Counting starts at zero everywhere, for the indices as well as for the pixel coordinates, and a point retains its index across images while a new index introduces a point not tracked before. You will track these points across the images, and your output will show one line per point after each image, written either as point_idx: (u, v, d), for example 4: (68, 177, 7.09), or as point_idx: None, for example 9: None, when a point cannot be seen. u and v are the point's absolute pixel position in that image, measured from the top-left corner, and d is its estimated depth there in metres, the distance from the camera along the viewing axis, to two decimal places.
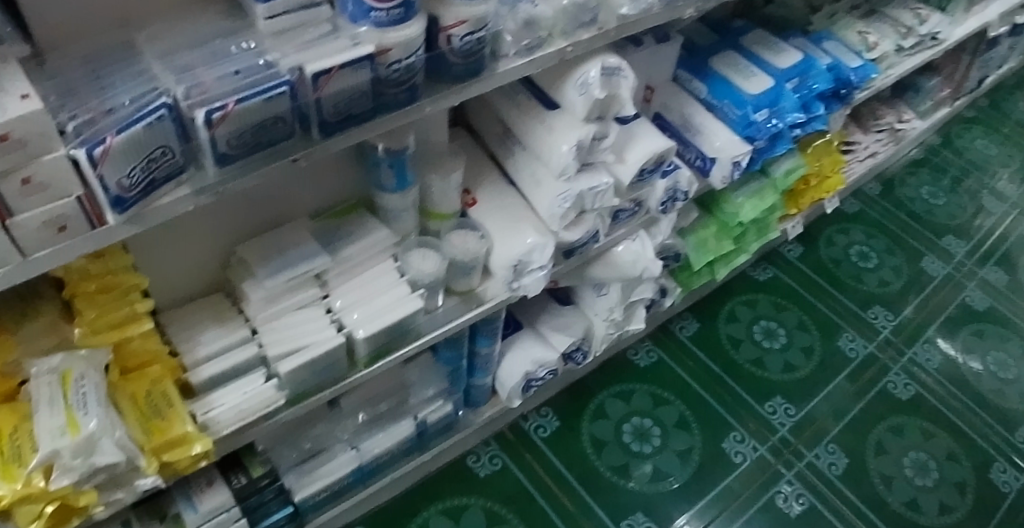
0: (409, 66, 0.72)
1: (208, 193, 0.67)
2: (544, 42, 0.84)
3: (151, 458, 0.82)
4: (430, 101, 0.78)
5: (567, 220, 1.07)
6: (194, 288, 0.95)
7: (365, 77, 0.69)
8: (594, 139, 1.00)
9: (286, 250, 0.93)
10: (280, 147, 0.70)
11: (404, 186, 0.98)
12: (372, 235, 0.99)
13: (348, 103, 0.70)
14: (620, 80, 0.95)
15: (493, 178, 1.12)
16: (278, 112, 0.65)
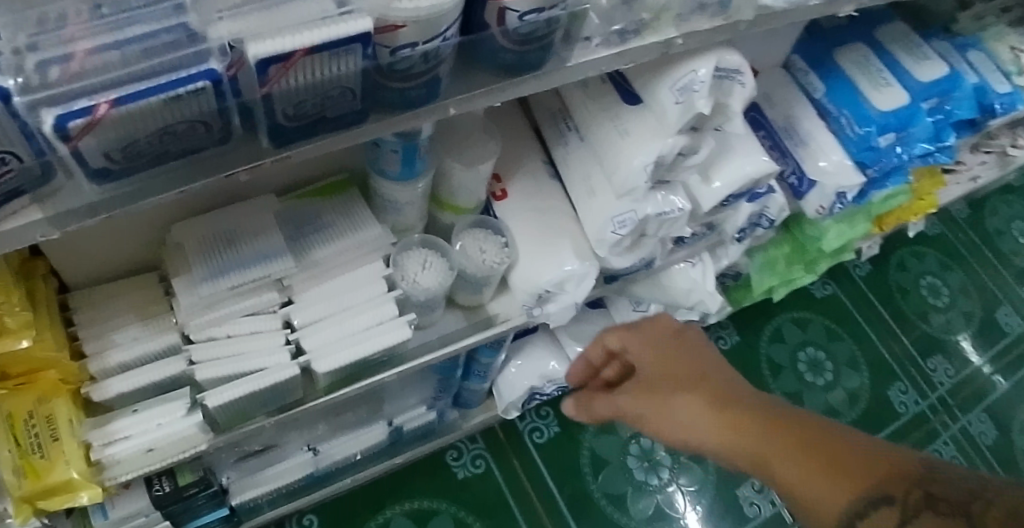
0: (429, 53, 0.45)
1: (85, 217, 0.43)
2: (645, 26, 0.57)
3: (21, 505, 0.63)
4: (455, 100, 0.52)
5: (620, 245, 0.82)
6: (115, 262, 0.72)
7: (356, 67, 0.43)
8: (679, 154, 0.74)
9: (237, 243, 0.69)
10: (213, 155, 0.45)
11: (410, 176, 0.73)
12: (358, 233, 0.74)
13: (319, 104, 0.44)
14: (734, 85, 0.68)
15: (533, 166, 0.86)
16: (197, 115, 0.40)
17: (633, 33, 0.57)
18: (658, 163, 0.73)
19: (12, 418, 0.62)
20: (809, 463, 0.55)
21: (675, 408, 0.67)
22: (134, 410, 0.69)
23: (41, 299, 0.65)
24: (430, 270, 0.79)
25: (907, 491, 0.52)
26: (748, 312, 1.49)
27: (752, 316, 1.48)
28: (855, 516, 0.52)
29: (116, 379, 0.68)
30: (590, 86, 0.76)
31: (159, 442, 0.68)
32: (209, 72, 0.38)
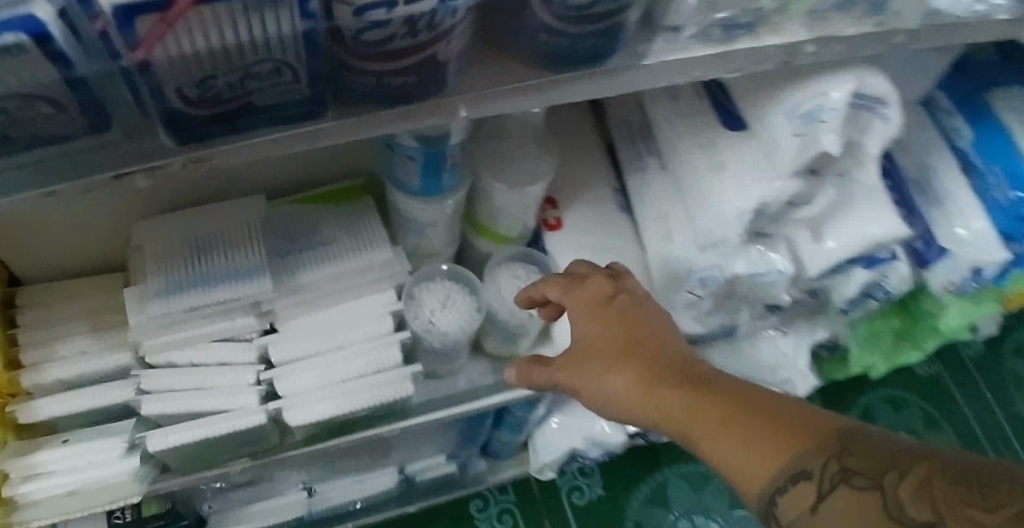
0: (423, 25, 0.29)
1: None
2: (762, 20, 0.40)
3: None
4: (468, 97, 0.36)
5: (697, 307, 0.64)
6: (74, 258, 0.60)
7: (291, 35, 0.27)
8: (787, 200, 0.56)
9: (209, 254, 0.56)
10: (88, 150, 0.31)
11: (433, 192, 0.58)
12: (363, 256, 0.59)
13: (239, 90, 0.29)
14: (872, 119, 0.51)
15: (600, 193, 0.69)
16: (31, 93, 0.26)
17: (745, 28, 0.40)
18: (759, 212, 0.56)
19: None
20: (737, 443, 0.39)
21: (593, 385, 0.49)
22: (63, 442, 0.56)
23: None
24: (448, 310, 0.63)
25: (827, 457, 0.36)
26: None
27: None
28: (774, 492, 0.37)
29: (51, 400, 0.56)
30: (680, 99, 0.58)
31: (88, 485, 0.55)
32: (31, 21, 0.24)
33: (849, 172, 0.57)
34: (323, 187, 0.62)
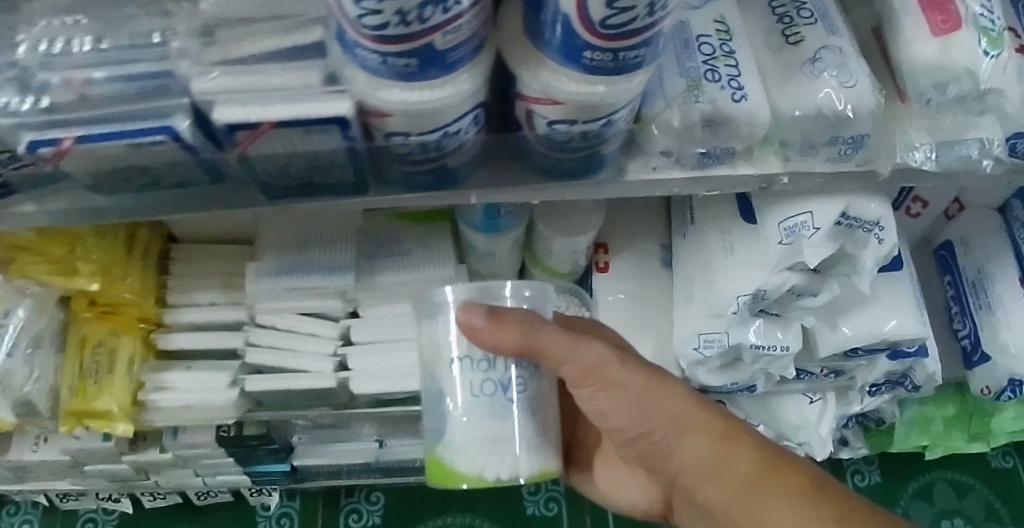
0: (426, 144, 0.42)
1: (90, 216, 0.49)
2: (737, 154, 0.51)
3: (71, 418, 0.73)
4: (481, 191, 0.49)
5: (708, 366, 0.73)
6: (219, 229, 0.78)
7: (336, 145, 0.42)
8: (790, 290, 0.64)
9: (311, 248, 0.71)
10: (205, 191, 0.47)
11: (493, 230, 0.69)
12: (428, 270, 0.71)
13: (298, 169, 0.44)
14: (864, 236, 0.60)
15: (649, 246, 0.77)
16: (169, 160, 0.42)
17: (715, 158, 0.50)
18: (758, 298, 0.64)
19: (82, 343, 0.73)
20: (764, 465, 0.52)
21: (614, 378, 0.52)
22: (185, 366, 0.76)
23: (140, 245, 0.73)
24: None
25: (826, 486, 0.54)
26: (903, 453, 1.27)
27: (909, 459, 1.26)
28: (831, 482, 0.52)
29: (185, 336, 0.76)
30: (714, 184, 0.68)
31: (194, 404, 0.75)
32: (166, 130, 0.39)
33: (850, 276, 0.64)
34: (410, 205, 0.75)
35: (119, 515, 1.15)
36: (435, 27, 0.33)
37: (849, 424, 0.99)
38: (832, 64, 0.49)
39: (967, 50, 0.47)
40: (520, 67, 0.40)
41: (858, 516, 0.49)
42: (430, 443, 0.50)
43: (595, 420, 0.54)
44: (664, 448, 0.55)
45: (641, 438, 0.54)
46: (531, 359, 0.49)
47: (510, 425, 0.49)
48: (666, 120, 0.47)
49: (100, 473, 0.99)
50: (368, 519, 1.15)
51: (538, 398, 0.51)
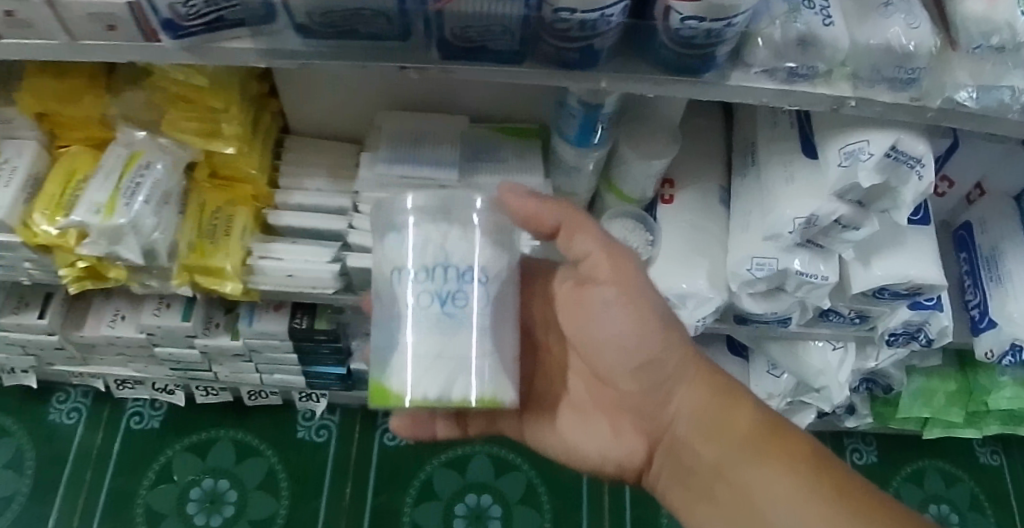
0: (585, 22, 0.55)
1: (283, 58, 0.60)
2: (818, 75, 0.65)
3: (184, 272, 0.79)
4: (609, 76, 0.63)
5: (754, 290, 0.84)
6: (332, 126, 0.85)
7: (516, 10, 0.55)
8: (838, 221, 0.76)
9: (421, 144, 0.80)
10: (390, 46, 0.60)
11: (584, 145, 0.79)
12: (519, 177, 0.81)
13: (482, 32, 0.57)
14: (910, 174, 0.71)
15: (710, 185, 0.87)
16: (378, 7, 0.55)
17: (804, 77, 0.64)
18: (811, 222, 0.75)
19: (202, 207, 0.80)
20: (767, 420, 0.69)
21: (640, 300, 0.67)
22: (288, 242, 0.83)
23: (262, 128, 0.80)
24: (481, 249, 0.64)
25: None
26: (904, 442, 1.34)
27: (904, 447, 1.33)
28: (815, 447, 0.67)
29: (291, 215, 0.82)
30: (778, 125, 0.79)
31: (294, 277, 0.81)
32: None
33: (890, 210, 0.76)
34: (508, 123, 0.84)
35: (166, 412, 1.13)
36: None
37: (859, 387, 1.09)
38: (903, 9, 0.64)
39: (1010, 7, 0.61)
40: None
41: (831, 471, 0.65)
42: (378, 372, 0.57)
43: (609, 340, 0.68)
44: (668, 388, 0.70)
45: (648, 365, 0.69)
46: (567, 241, 0.68)
47: (450, 340, 0.54)
48: (769, 34, 0.61)
49: (167, 358, 1.00)
50: (402, 439, 1.16)
51: (478, 317, 0.55)
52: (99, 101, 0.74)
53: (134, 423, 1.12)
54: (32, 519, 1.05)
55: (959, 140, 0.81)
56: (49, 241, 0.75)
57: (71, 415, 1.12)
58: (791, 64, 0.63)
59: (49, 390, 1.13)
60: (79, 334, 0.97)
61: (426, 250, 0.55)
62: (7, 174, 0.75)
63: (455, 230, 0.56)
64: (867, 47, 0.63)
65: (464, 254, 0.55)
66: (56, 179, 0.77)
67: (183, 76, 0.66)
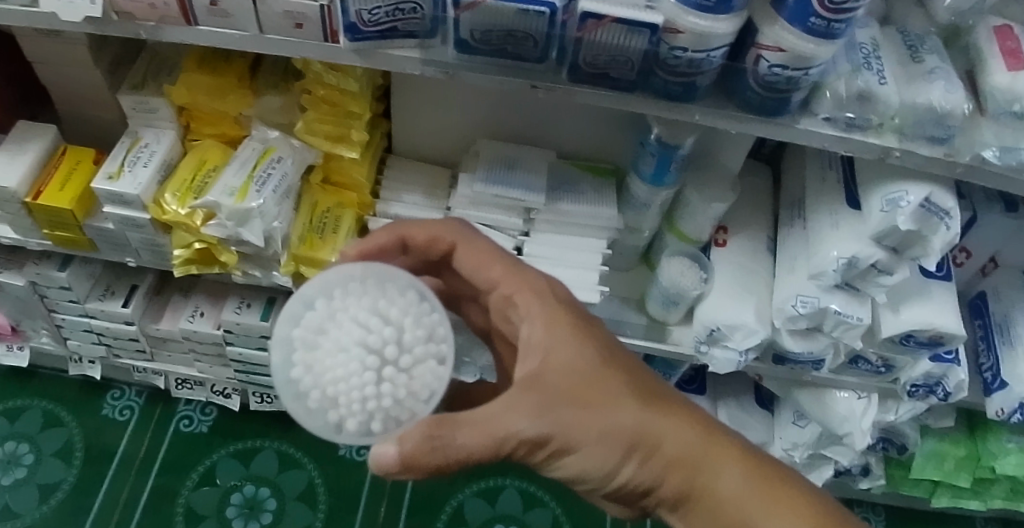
0: (693, 60, 0.75)
1: (437, 67, 0.77)
2: (870, 127, 0.82)
3: (292, 261, 0.87)
4: (702, 110, 0.82)
5: (795, 326, 0.96)
6: (431, 154, 0.95)
7: (640, 45, 0.75)
8: (874, 266, 0.89)
9: (515, 169, 0.90)
10: (529, 67, 0.79)
11: (658, 183, 0.90)
12: (598, 207, 0.91)
13: (608, 61, 0.77)
14: (939, 224, 0.83)
15: (759, 233, 1.01)
16: (532, 31, 0.74)
17: (858, 127, 0.82)
18: (851, 264, 0.88)
19: (314, 206, 0.88)
20: (746, 476, 0.60)
21: (574, 445, 0.57)
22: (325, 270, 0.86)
23: (373, 145, 0.90)
24: (426, 371, 0.58)
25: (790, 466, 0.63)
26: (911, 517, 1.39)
27: (910, 520, 1.38)
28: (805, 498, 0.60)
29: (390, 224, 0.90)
30: (826, 180, 0.94)
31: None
32: (549, 4, 0.71)
33: (920, 259, 0.88)
34: (590, 162, 0.95)
35: (215, 418, 1.19)
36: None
37: (874, 446, 1.17)
38: (944, 77, 0.80)
39: None
40: (767, 24, 0.74)
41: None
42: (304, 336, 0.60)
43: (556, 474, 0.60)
44: (638, 489, 0.62)
45: (608, 485, 0.61)
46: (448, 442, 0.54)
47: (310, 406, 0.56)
48: (835, 87, 0.79)
49: (235, 358, 0.97)
50: None
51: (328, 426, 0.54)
52: (242, 100, 0.84)
53: (183, 425, 1.18)
54: (76, 506, 1.10)
55: (978, 216, 0.94)
56: (176, 219, 0.81)
57: (123, 411, 1.19)
58: (849, 114, 0.81)
59: (107, 386, 1.20)
60: (156, 327, 0.95)
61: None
62: (147, 157, 0.82)
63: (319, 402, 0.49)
64: (913, 104, 0.80)
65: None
66: (187, 165, 0.83)
67: (332, 78, 0.78)
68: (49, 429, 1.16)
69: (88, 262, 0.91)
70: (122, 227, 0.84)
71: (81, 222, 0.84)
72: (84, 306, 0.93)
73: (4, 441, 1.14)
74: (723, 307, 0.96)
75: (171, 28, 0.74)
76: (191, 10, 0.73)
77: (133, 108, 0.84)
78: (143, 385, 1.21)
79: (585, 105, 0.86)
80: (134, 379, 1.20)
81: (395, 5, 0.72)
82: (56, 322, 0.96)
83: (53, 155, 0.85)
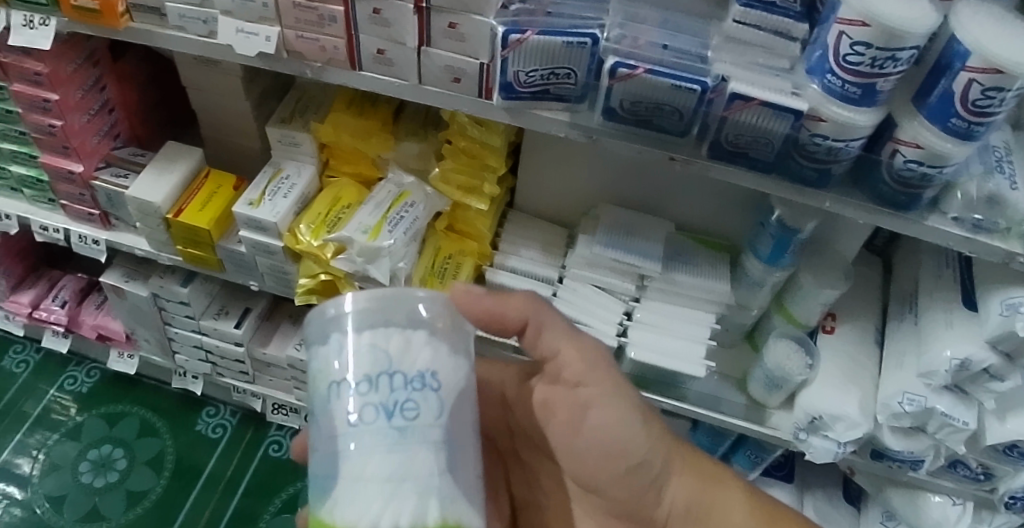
0: (832, 149, 0.75)
1: (582, 131, 0.80)
2: (998, 231, 0.80)
3: None
4: (833, 197, 0.82)
5: (899, 423, 0.94)
6: (550, 213, 0.97)
7: (783, 130, 0.75)
8: (986, 370, 0.86)
9: (633, 236, 0.91)
10: (670, 139, 0.80)
11: (774, 263, 0.89)
12: (712, 282, 0.90)
13: (747, 141, 0.78)
14: None
15: (868, 325, 1.00)
16: (679, 105, 0.75)
17: (986, 230, 0.80)
18: (963, 366, 0.85)
19: (437, 251, 0.90)
20: (745, 499, 0.77)
21: (614, 403, 0.66)
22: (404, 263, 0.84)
23: (498, 199, 0.92)
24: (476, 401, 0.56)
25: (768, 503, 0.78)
26: None
27: None
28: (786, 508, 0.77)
29: (507, 276, 0.92)
30: (942, 278, 0.92)
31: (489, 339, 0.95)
32: (701, 82, 0.73)
33: None
34: (705, 236, 0.96)
35: None
36: (885, 74, 0.68)
37: None
38: None
39: None
40: (905, 119, 0.74)
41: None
42: (315, 505, 0.47)
43: (595, 443, 0.67)
44: (658, 487, 0.72)
45: (635, 470, 0.70)
46: (534, 337, 0.66)
47: (406, 461, 0.44)
48: (967, 188, 0.78)
49: None
50: None
51: (435, 431, 0.46)
52: (382, 144, 0.87)
53: (272, 450, 1.21)
54: (160, 515, 1.14)
55: None
56: (308, 250, 0.83)
57: (216, 429, 1.22)
58: (978, 216, 0.79)
59: (203, 403, 1.25)
60: (263, 351, 0.97)
61: (371, 355, 0.46)
62: (287, 188, 0.85)
63: (396, 325, 0.47)
64: None
65: (414, 359, 0.47)
66: (323, 200, 0.86)
67: (476, 132, 0.81)
68: (143, 437, 1.21)
69: (208, 281, 0.94)
70: (253, 252, 0.86)
71: (214, 242, 0.87)
72: (198, 322, 0.95)
73: (101, 443, 1.20)
74: (825, 395, 0.94)
75: (335, 71, 0.79)
76: (358, 56, 0.78)
77: (278, 141, 0.87)
78: (238, 405, 1.25)
79: (712, 181, 0.87)
80: (230, 399, 1.24)
81: (551, 70, 0.75)
82: (170, 334, 0.99)
83: (196, 177, 0.88)
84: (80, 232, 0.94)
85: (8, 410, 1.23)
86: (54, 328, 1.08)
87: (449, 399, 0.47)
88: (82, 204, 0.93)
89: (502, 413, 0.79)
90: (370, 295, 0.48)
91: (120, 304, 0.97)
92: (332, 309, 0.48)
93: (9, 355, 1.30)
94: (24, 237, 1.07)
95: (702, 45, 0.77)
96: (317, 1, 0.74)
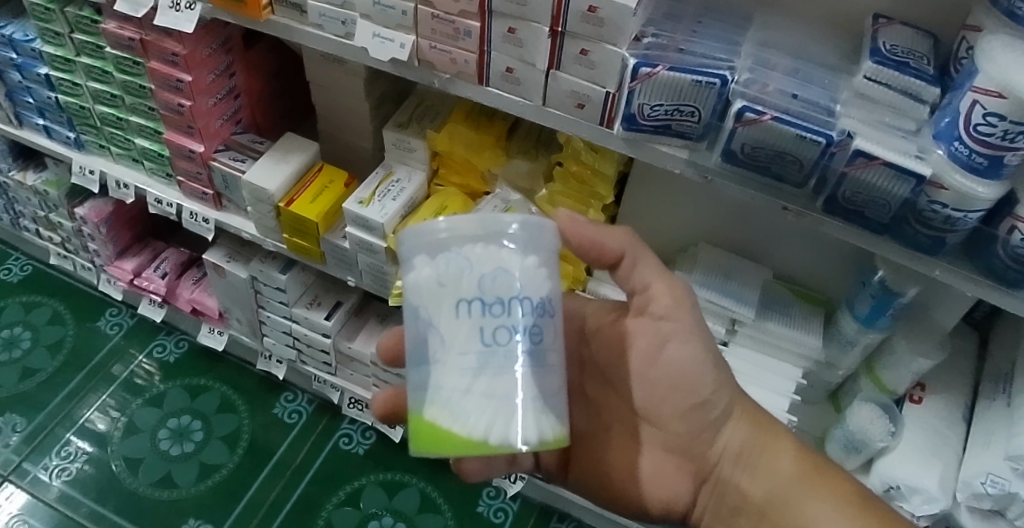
0: (950, 218, 0.73)
1: (698, 170, 0.80)
2: None
3: None
4: (944, 267, 0.78)
5: (977, 502, 0.89)
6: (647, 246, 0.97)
7: (902, 193, 0.73)
8: None
9: (729, 280, 0.91)
10: (784, 188, 0.80)
11: (870, 325, 0.87)
12: (802, 336, 0.89)
13: (866, 201, 0.76)
14: None
15: (958, 399, 0.98)
16: (801, 156, 0.74)
17: None
18: None
19: None
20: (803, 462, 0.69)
21: (688, 332, 0.66)
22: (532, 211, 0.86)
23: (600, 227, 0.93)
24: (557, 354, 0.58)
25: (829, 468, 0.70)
26: None
27: None
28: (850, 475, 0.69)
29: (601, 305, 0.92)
30: None
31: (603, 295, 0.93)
32: (826, 135, 0.72)
33: None
34: (802, 288, 0.95)
35: (372, 443, 1.23)
36: (1016, 148, 0.66)
37: None
38: None
39: None
40: None
41: (877, 515, 0.65)
42: (420, 405, 0.52)
43: (668, 373, 0.67)
44: (715, 428, 0.69)
45: (699, 407, 0.68)
46: (628, 270, 0.67)
47: (515, 380, 0.50)
48: None
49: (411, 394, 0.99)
50: None
51: (542, 353, 0.51)
52: (493, 159, 0.89)
53: (343, 442, 1.23)
54: (230, 491, 1.17)
55: None
56: None
57: (292, 414, 1.25)
58: None
59: (283, 388, 1.28)
60: (348, 345, 0.99)
61: (495, 279, 0.50)
62: (396, 191, 0.87)
63: (513, 251, 0.51)
64: None
65: (532, 286, 0.51)
66: (429, 207, 0.87)
67: (590, 158, 0.82)
68: (222, 413, 1.25)
69: (307, 271, 0.97)
70: (356, 248, 0.88)
71: (320, 235, 0.89)
72: (290, 309, 0.98)
73: (181, 413, 1.24)
74: (905, 466, 0.92)
75: (463, 83, 0.81)
76: (487, 72, 0.80)
77: (393, 144, 0.89)
78: (315, 395, 1.28)
79: (815, 233, 0.86)
80: (309, 387, 1.27)
81: (676, 106, 0.75)
82: (262, 318, 1.03)
83: (310, 170, 0.91)
84: (192, 209, 0.98)
85: (97, 370, 1.29)
86: (151, 297, 1.13)
87: (554, 323, 0.53)
88: (198, 183, 0.96)
89: (576, 348, 0.76)
90: (486, 220, 0.51)
91: (218, 281, 1.00)
92: (445, 229, 0.51)
93: (105, 316, 1.36)
94: (137, 207, 1.13)
95: (831, 98, 0.77)
96: (455, 15, 0.76)
